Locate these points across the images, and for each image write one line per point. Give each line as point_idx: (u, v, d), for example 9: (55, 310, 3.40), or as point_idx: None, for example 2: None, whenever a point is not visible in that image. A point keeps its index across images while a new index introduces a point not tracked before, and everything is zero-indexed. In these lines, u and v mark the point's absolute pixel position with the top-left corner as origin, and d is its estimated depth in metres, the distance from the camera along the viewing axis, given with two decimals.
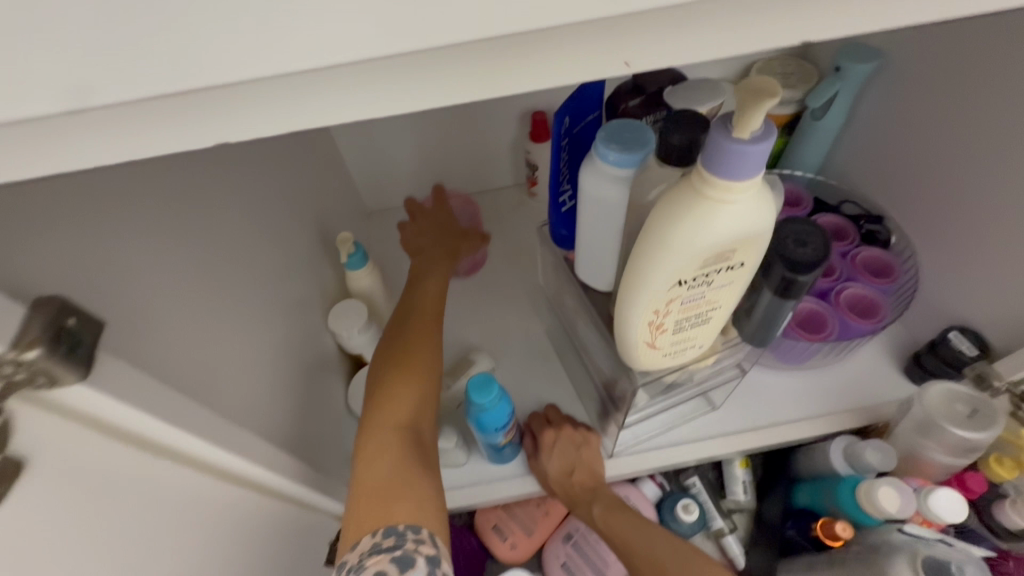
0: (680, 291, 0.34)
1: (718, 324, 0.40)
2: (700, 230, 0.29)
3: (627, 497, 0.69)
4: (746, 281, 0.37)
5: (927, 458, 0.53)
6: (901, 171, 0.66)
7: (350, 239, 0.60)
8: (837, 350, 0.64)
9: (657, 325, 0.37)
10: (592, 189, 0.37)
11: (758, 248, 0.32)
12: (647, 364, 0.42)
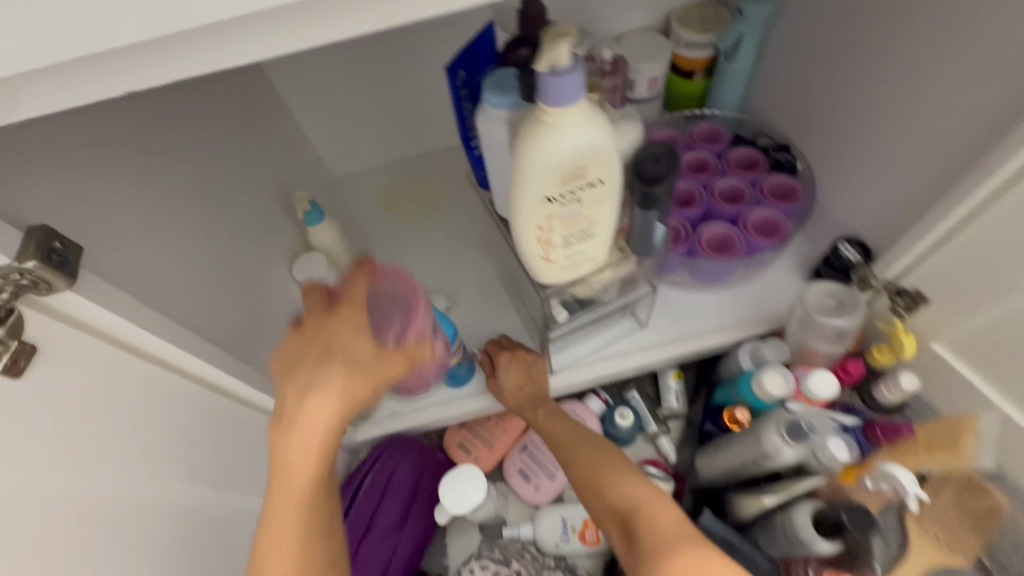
0: (553, 207, 0.42)
1: (604, 238, 0.48)
2: (545, 150, 0.36)
3: (574, 411, 0.78)
4: (615, 198, 0.44)
5: (813, 349, 0.62)
6: (801, 101, 0.72)
7: (305, 197, 0.67)
8: (749, 268, 0.72)
9: (545, 239, 0.45)
10: (484, 129, 0.45)
11: (607, 165, 0.40)
12: (550, 277, 0.50)
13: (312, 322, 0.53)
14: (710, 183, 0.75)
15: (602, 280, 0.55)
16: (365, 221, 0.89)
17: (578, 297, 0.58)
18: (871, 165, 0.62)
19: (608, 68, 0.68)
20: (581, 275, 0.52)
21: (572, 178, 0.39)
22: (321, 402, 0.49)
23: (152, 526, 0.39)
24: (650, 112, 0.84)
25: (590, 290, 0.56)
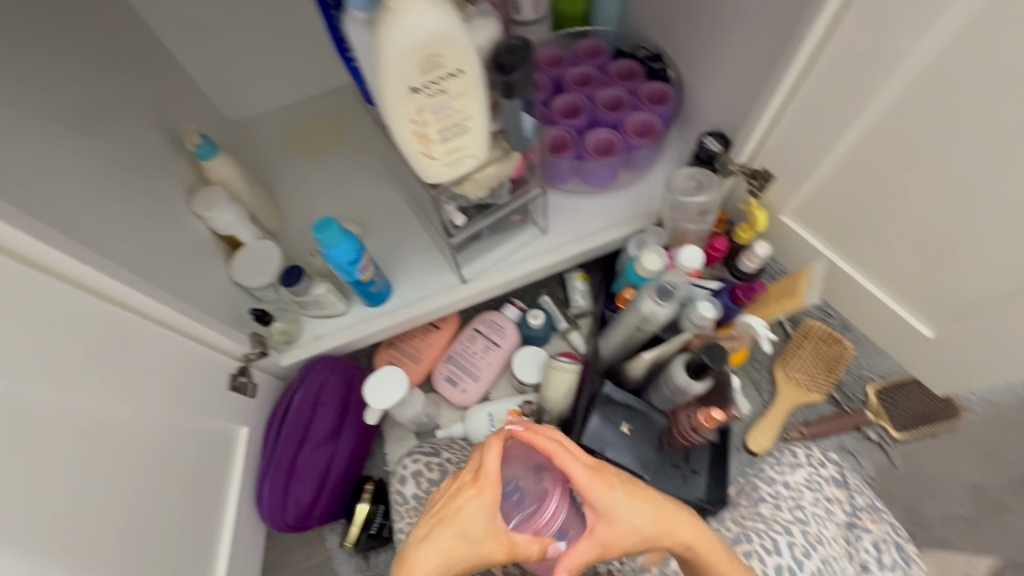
0: (421, 99, 0.46)
1: (480, 134, 0.52)
2: (392, 33, 0.41)
3: (492, 320, 0.84)
4: (481, 91, 0.48)
5: (685, 230, 0.70)
6: (666, 9, 0.78)
7: (194, 131, 0.67)
8: (632, 169, 0.80)
9: (422, 134, 0.49)
10: (350, 34, 0.47)
11: (461, 53, 0.44)
12: (436, 176, 0.54)
13: (447, 491, 0.48)
14: (594, 95, 0.81)
15: (489, 178, 0.59)
16: (270, 163, 0.89)
17: (472, 199, 0.63)
18: (719, 60, 0.70)
19: None
20: (467, 172, 0.56)
21: (429, 65, 0.43)
22: (416, 550, 0.44)
23: (59, 423, 0.41)
24: (537, 33, 0.88)
25: (481, 190, 0.61)
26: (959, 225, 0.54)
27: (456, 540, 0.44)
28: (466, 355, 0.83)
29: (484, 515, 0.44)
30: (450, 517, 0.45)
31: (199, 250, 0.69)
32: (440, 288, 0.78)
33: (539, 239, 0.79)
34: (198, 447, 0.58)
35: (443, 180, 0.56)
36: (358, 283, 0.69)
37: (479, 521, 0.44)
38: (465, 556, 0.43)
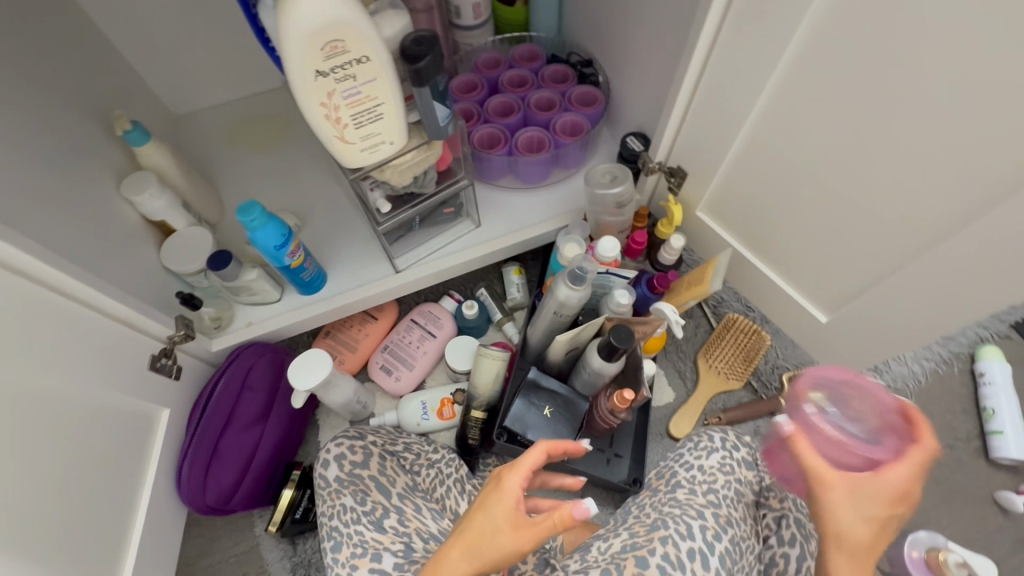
0: (328, 83, 0.49)
1: (393, 120, 0.55)
2: (293, 18, 0.44)
3: (430, 311, 0.87)
4: (390, 77, 0.52)
5: (606, 222, 0.74)
6: (594, 18, 0.83)
7: (126, 117, 0.68)
8: (562, 167, 0.84)
9: (334, 118, 0.52)
10: (263, 22, 0.50)
11: (363, 40, 0.47)
12: (353, 159, 0.57)
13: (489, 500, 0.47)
14: (527, 96, 0.85)
15: (409, 165, 0.63)
16: (213, 155, 0.91)
17: (396, 187, 0.66)
18: (638, 64, 0.75)
19: None
20: (385, 158, 0.60)
21: (333, 50, 0.46)
22: (451, 545, 0.43)
23: None
24: (477, 37, 0.92)
25: (403, 177, 0.64)
26: (836, 216, 0.59)
27: (486, 527, 0.42)
28: (402, 344, 0.85)
29: (512, 498, 0.43)
30: (483, 505, 0.44)
31: (129, 234, 0.70)
32: (374, 276, 0.79)
33: (473, 232, 0.83)
34: (118, 423, 0.58)
35: (362, 164, 0.59)
36: (287, 268, 0.70)
37: (507, 507, 0.43)
38: (487, 544, 0.41)
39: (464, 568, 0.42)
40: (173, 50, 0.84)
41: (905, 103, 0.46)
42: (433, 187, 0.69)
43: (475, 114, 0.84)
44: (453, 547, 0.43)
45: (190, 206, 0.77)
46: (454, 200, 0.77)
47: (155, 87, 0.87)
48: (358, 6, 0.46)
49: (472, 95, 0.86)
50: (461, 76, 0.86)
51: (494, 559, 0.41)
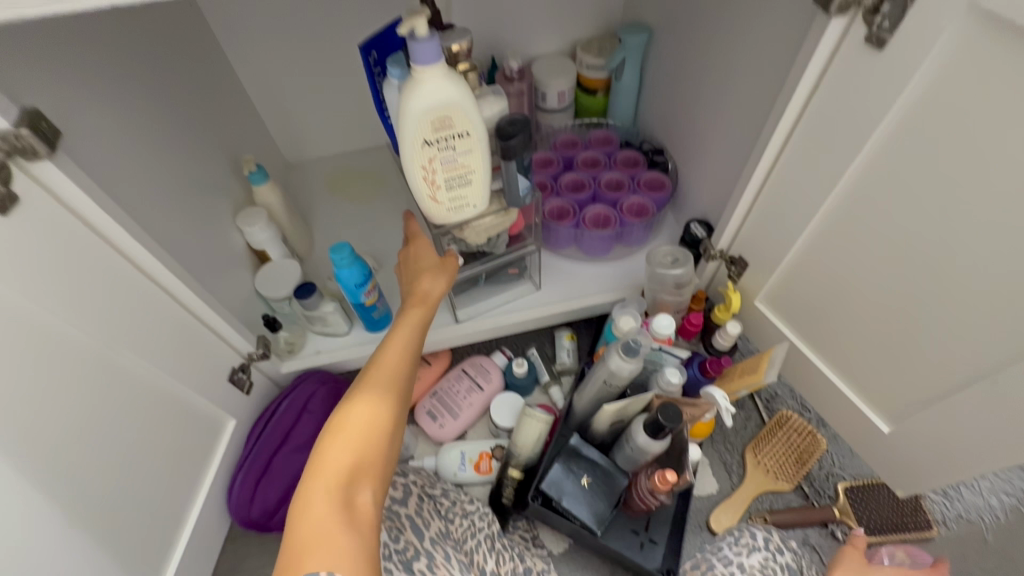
0: (432, 151, 0.56)
1: (480, 186, 0.62)
2: (416, 97, 0.52)
3: (481, 364, 0.90)
4: (484, 150, 0.59)
5: (663, 300, 0.76)
6: (671, 114, 0.90)
7: (253, 160, 0.79)
8: (625, 243, 0.88)
9: (430, 180, 0.59)
10: (387, 97, 0.59)
11: (469, 118, 0.55)
12: (438, 216, 0.64)
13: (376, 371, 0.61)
14: (599, 175, 0.92)
15: (486, 226, 0.69)
16: (312, 199, 1.02)
17: (471, 244, 0.72)
18: (708, 157, 0.80)
19: (515, 76, 0.88)
20: (467, 218, 0.66)
21: (441, 124, 0.54)
22: (349, 405, 0.56)
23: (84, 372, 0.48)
24: (560, 120, 1.01)
25: (479, 237, 0.70)
26: (900, 323, 0.59)
27: (381, 384, 0.59)
28: (450, 392, 0.88)
29: (399, 355, 0.63)
30: (369, 372, 0.61)
31: (233, 258, 0.79)
32: (436, 323, 0.84)
33: (533, 293, 0.87)
34: (192, 425, 0.64)
35: (446, 220, 0.65)
36: (362, 305, 0.76)
37: (396, 354, 0.62)
38: (386, 392, 0.58)
39: (367, 414, 0.55)
40: (299, 108, 0.97)
41: (982, 221, 0.47)
42: (503, 249, 0.75)
43: (548, 187, 0.91)
44: (353, 404, 0.56)
45: (287, 239, 0.87)
46: (520, 262, 0.82)
47: (277, 137, 1.01)
48: (470, 91, 0.54)
49: (548, 169, 0.93)
50: (540, 152, 0.95)
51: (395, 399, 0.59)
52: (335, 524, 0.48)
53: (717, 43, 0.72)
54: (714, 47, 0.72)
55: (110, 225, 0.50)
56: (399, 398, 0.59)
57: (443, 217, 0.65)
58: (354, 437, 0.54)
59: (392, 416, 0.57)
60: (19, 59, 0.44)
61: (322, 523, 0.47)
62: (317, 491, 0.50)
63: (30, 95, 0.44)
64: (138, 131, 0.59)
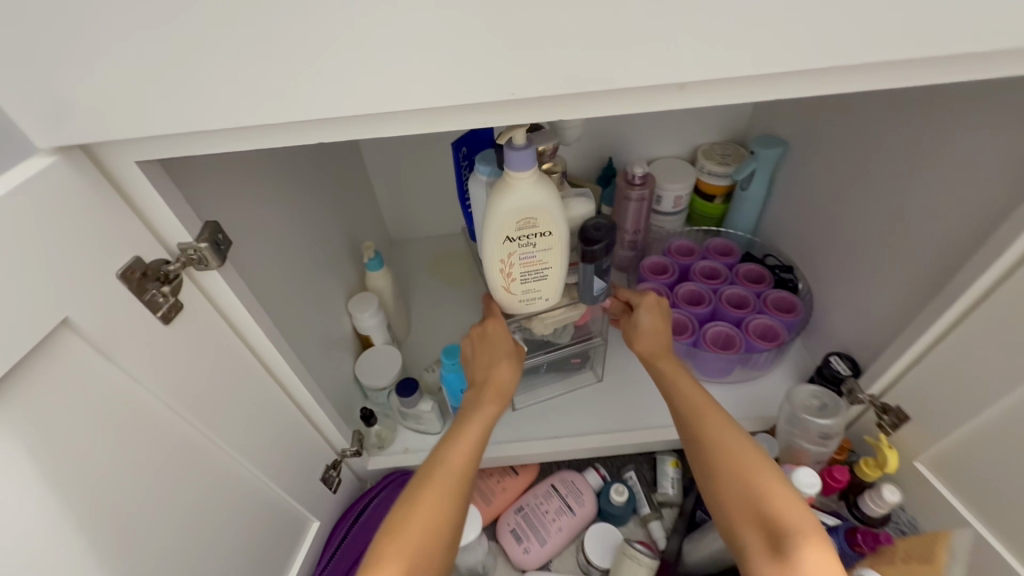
0: (513, 248, 0.54)
1: (556, 283, 0.59)
2: (503, 200, 0.50)
3: (573, 481, 0.83)
4: (565, 251, 0.56)
5: (800, 447, 0.67)
6: (805, 232, 0.83)
7: (372, 247, 0.80)
8: (748, 368, 0.79)
9: (506, 273, 0.56)
10: (471, 189, 0.58)
11: (554, 220, 0.52)
12: (510, 307, 0.61)
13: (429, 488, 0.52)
14: (719, 289, 0.85)
15: (555, 318, 0.66)
16: (413, 281, 1.02)
17: (534, 333, 0.69)
18: (858, 288, 0.71)
19: (638, 181, 0.86)
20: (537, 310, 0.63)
21: (525, 224, 0.51)
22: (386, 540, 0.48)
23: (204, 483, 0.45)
24: (673, 224, 0.97)
25: (544, 328, 0.68)
26: None
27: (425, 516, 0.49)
28: (538, 511, 0.80)
29: (461, 463, 0.54)
30: (417, 492, 0.51)
31: (340, 343, 0.78)
32: (533, 434, 0.78)
33: (639, 412, 0.79)
34: (285, 530, 0.60)
35: (514, 310, 0.62)
36: (462, 410, 0.73)
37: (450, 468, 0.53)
38: (426, 528, 0.49)
39: (402, 559, 0.46)
40: (414, 195, 1.00)
41: None
42: (566, 339, 0.74)
43: (662, 296, 0.86)
44: (394, 543, 0.47)
45: (390, 325, 0.85)
46: (584, 353, 0.79)
47: (388, 219, 1.04)
48: (557, 193, 0.51)
49: (662, 277, 0.88)
50: (653, 258, 0.91)
51: (438, 541, 0.49)
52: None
53: (878, 170, 0.65)
54: (876, 174, 0.66)
55: (250, 327, 0.49)
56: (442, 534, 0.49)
57: (512, 307, 0.63)
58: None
59: (430, 558, 0.48)
60: (206, 169, 0.45)
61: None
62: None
63: (208, 201, 0.45)
64: (286, 226, 0.60)
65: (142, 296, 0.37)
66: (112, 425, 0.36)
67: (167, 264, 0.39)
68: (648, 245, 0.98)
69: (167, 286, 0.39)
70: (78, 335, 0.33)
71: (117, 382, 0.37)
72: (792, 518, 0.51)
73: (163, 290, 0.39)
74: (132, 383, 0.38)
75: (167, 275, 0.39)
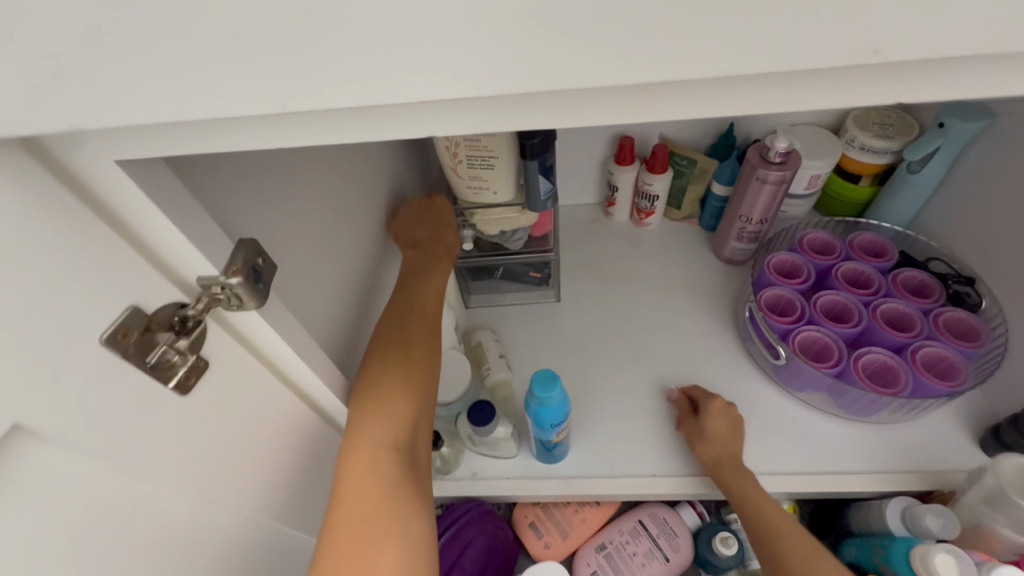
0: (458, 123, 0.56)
1: (501, 173, 0.60)
2: None
3: (665, 519, 0.71)
4: (506, 137, 0.56)
5: (995, 532, 0.51)
6: (1002, 234, 0.63)
7: None
8: (908, 409, 0.62)
9: (453, 152, 0.59)
10: None
11: None
12: (458, 189, 0.64)
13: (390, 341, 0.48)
14: (871, 301, 0.67)
15: (501, 219, 0.66)
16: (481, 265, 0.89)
17: (484, 234, 0.70)
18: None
19: (778, 159, 0.66)
20: (486, 203, 0.65)
21: None
22: (380, 364, 0.46)
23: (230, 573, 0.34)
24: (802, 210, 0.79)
25: (490, 228, 0.68)
26: None
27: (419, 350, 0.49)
28: (626, 552, 0.69)
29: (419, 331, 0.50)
30: (405, 318, 0.51)
31: None
32: (627, 470, 0.65)
33: (760, 451, 0.65)
34: None
35: (464, 198, 0.65)
36: (547, 442, 0.61)
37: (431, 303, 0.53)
38: (418, 358, 0.48)
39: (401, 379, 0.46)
40: None
41: None
42: (518, 247, 0.72)
43: (796, 306, 0.69)
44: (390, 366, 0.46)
45: (458, 324, 0.72)
46: (543, 265, 0.77)
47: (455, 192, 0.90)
48: None
49: (794, 281, 0.70)
50: (781, 255, 0.73)
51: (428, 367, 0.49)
52: (387, 511, 0.41)
53: None
54: None
55: (304, 375, 0.36)
56: (433, 365, 0.50)
57: (462, 193, 0.65)
58: (393, 407, 0.44)
59: (427, 388, 0.48)
60: (250, 163, 0.32)
61: (370, 506, 0.41)
62: (352, 469, 0.42)
63: (247, 209, 0.31)
64: (343, 219, 0.46)
65: (143, 361, 0.24)
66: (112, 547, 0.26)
67: (184, 307, 0.26)
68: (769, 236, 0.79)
69: (184, 339, 0.26)
70: (39, 440, 0.22)
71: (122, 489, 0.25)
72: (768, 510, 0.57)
73: (177, 346, 0.26)
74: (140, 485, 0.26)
75: (184, 323, 0.26)
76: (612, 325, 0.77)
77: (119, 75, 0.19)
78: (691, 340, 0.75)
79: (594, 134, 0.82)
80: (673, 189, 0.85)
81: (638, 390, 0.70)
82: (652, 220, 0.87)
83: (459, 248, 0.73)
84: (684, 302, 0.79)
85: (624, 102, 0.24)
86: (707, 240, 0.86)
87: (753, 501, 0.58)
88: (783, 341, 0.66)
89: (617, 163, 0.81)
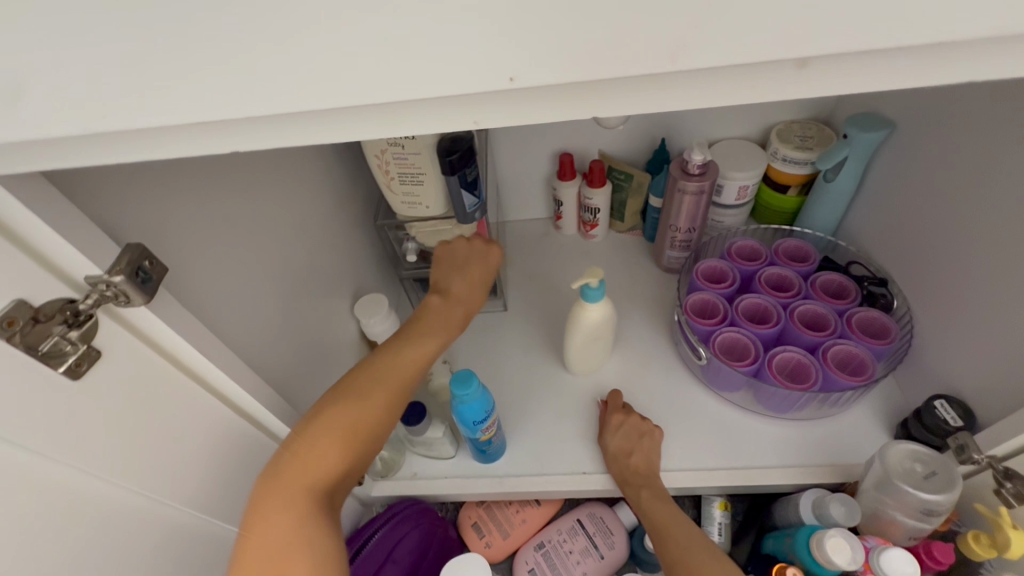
0: (385, 143, 0.61)
1: (431, 188, 0.65)
2: None
3: (603, 518, 0.74)
4: (430, 156, 0.61)
5: (890, 518, 0.53)
6: (906, 237, 0.67)
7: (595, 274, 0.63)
8: (824, 405, 0.65)
9: (385, 170, 0.64)
10: None
11: None
12: (395, 204, 0.68)
13: (370, 392, 0.50)
14: (790, 303, 0.71)
15: (440, 230, 0.71)
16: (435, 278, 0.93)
17: (426, 246, 0.74)
18: (972, 315, 0.57)
19: (696, 171, 0.71)
20: (420, 217, 0.69)
21: None
22: (331, 415, 0.48)
23: (130, 549, 0.37)
24: (734, 219, 0.83)
25: (428, 239, 0.72)
26: None
27: (380, 402, 0.50)
28: (563, 549, 0.71)
29: (391, 382, 0.51)
30: (368, 367, 0.51)
31: (343, 359, 0.69)
32: (559, 467, 0.68)
33: (687, 449, 0.67)
34: None
35: (401, 212, 0.69)
36: (477, 441, 0.64)
37: (402, 370, 0.52)
38: (366, 424, 0.49)
39: (339, 443, 0.47)
40: None
41: None
42: None
43: (719, 310, 0.72)
44: (335, 419, 0.48)
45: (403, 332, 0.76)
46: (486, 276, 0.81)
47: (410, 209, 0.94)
48: None
49: (720, 286, 0.74)
50: (709, 261, 0.77)
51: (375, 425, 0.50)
52: (295, 556, 0.44)
53: None
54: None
55: (210, 368, 0.40)
56: (384, 424, 0.51)
57: (398, 208, 0.69)
58: (322, 465, 0.47)
59: (371, 439, 0.50)
60: (152, 182, 0.37)
61: (275, 557, 0.43)
62: (273, 513, 0.44)
63: (148, 221, 0.36)
64: (265, 232, 0.50)
65: (36, 349, 0.29)
66: (19, 512, 0.30)
67: (74, 302, 0.30)
68: (703, 244, 0.83)
69: (76, 331, 0.30)
70: None
71: (14, 459, 0.29)
72: (670, 513, 0.61)
73: (69, 336, 0.30)
74: (36, 457, 0.30)
75: (76, 316, 0.30)
76: (553, 332, 0.80)
77: (13, 104, 0.25)
78: (627, 344, 0.78)
79: (538, 152, 0.87)
80: (614, 202, 0.89)
81: (575, 392, 0.74)
82: (597, 232, 0.91)
83: (403, 260, 0.77)
84: (624, 308, 0.83)
85: (439, 122, 0.28)
86: (649, 250, 0.90)
87: (655, 488, 0.63)
88: (706, 343, 0.70)
89: (559, 178, 0.85)
